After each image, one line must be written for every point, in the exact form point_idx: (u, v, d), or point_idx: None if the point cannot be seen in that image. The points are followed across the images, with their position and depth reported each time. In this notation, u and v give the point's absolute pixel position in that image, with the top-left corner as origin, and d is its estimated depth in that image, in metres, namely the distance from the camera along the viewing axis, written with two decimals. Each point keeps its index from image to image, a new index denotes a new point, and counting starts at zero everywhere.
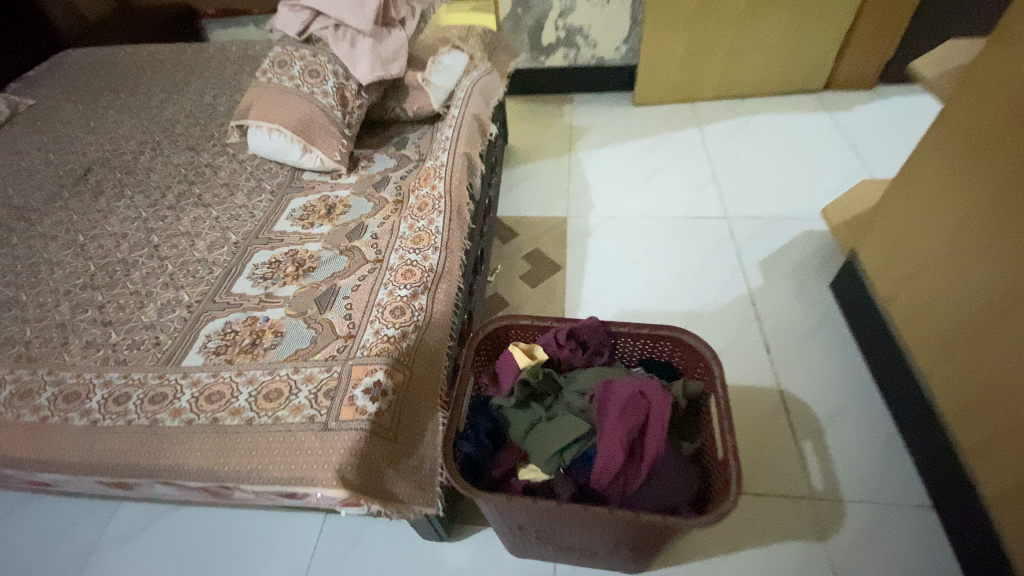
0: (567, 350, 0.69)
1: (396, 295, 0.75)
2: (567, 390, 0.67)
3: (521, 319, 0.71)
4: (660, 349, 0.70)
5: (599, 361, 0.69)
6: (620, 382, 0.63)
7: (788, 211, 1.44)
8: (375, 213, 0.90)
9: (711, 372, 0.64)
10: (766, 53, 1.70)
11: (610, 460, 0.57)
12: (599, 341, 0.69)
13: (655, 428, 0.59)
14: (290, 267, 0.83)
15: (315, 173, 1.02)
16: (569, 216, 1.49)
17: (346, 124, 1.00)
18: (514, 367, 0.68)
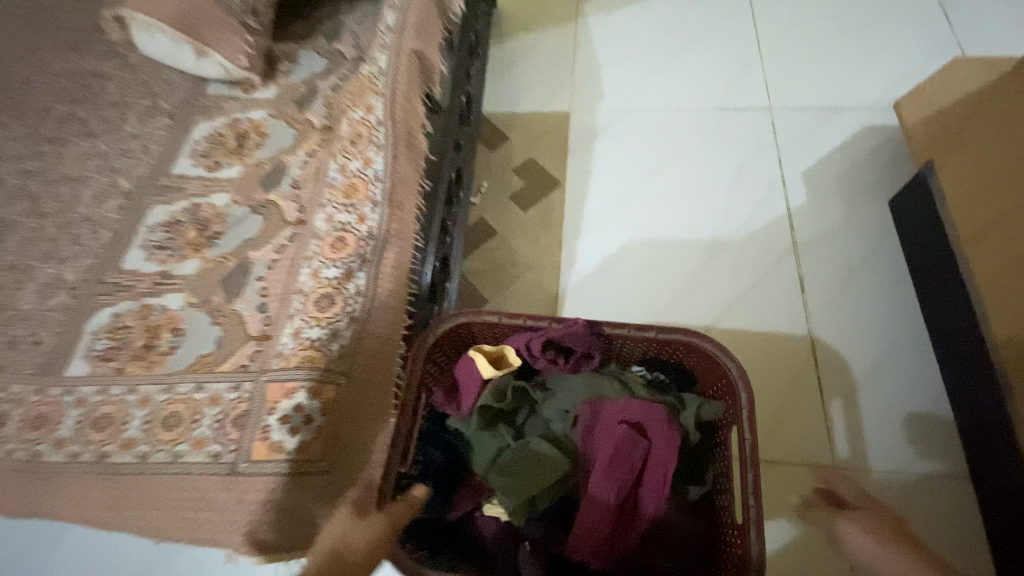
0: (545, 359, 0.54)
1: (323, 278, 0.57)
2: (546, 407, 0.52)
3: (485, 316, 0.55)
4: (666, 349, 0.54)
5: (587, 368, 0.54)
6: (613, 411, 0.48)
7: (848, 100, 1.14)
8: (297, 146, 0.67)
9: (735, 391, 0.49)
10: None
11: (593, 527, 0.45)
12: (586, 347, 0.53)
13: (654, 482, 0.46)
14: (191, 230, 0.64)
15: (226, 85, 0.77)
16: (571, 111, 1.20)
17: (253, 11, 0.72)
18: (476, 380, 0.53)
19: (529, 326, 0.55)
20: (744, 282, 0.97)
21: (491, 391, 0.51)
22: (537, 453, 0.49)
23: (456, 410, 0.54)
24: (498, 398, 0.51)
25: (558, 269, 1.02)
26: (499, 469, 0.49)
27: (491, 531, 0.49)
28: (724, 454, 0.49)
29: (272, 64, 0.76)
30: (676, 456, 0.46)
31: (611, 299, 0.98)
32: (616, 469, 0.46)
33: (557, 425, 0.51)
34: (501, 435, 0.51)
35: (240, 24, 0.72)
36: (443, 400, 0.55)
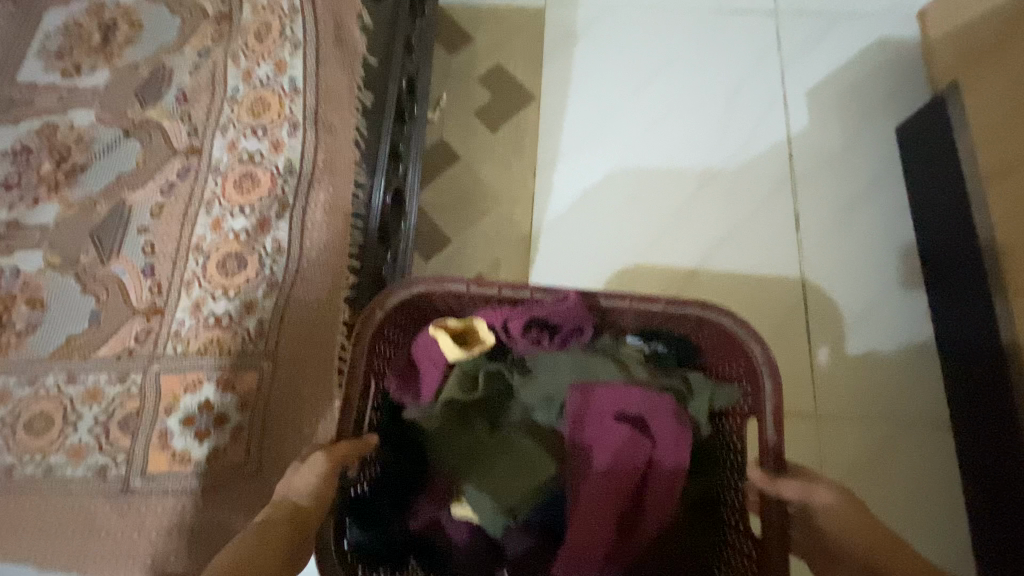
0: (527, 340, 0.44)
1: (228, 231, 0.43)
2: (526, 393, 0.41)
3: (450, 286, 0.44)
4: (672, 322, 0.46)
5: (577, 343, 0.45)
6: (609, 403, 0.40)
7: (864, 2, 0.99)
8: (184, 42, 0.49)
9: (755, 375, 0.42)
10: None
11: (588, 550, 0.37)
12: (576, 321, 0.44)
13: (664, 486, 0.38)
14: (45, 162, 0.47)
15: None
16: (547, 7, 1.00)
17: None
18: (438, 360, 0.43)
19: (506, 295, 0.45)
20: (736, 217, 0.88)
21: (457, 379, 0.41)
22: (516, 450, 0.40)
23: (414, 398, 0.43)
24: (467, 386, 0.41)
25: (531, 202, 0.89)
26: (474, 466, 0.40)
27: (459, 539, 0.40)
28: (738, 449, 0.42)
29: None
30: (687, 458, 0.38)
31: (591, 239, 0.87)
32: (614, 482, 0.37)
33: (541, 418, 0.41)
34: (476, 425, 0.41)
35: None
36: (397, 390, 0.43)
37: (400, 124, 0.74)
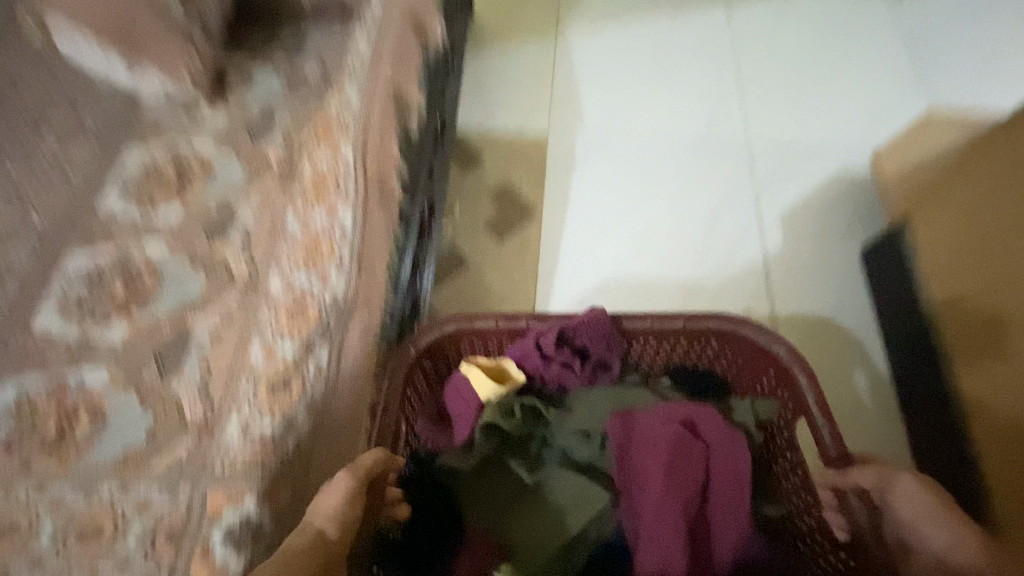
0: (558, 363, 0.62)
1: (277, 357, 0.50)
2: (562, 434, 0.58)
3: (479, 321, 0.63)
4: (695, 344, 0.65)
5: (602, 372, 0.64)
6: (654, 418, 0.55)
7: (825, 141, 1.15)
8: (250, 188, 0.59)
9: (790, 378, 0.59)
10: None
11: (669, 555, 0.49)
12: (602, 346, 0.63)
13: (722, 478, 0.53)
14: (118, 287, 0.54)
15: (163, 108, 0.66)
16: (550, 135, 1.15)
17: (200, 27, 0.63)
18: (469, 397, 0.60)
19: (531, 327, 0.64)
20: None
21: (500, 407, 0.59)
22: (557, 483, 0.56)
23: (447, 442, 0.61)
24: (511, 416, 0.58)
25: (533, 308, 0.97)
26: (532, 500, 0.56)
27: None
28: (795, 461, 0.59)
29: (222, 80, 0.66)
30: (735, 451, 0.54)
31: None
32: (680, 487, 0.51)
33: (579, 454, 0.57)
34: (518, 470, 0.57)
35: (184, 33, 0.62)
36: (429, 432, 0.61)
37: (420, 242, 0.83)
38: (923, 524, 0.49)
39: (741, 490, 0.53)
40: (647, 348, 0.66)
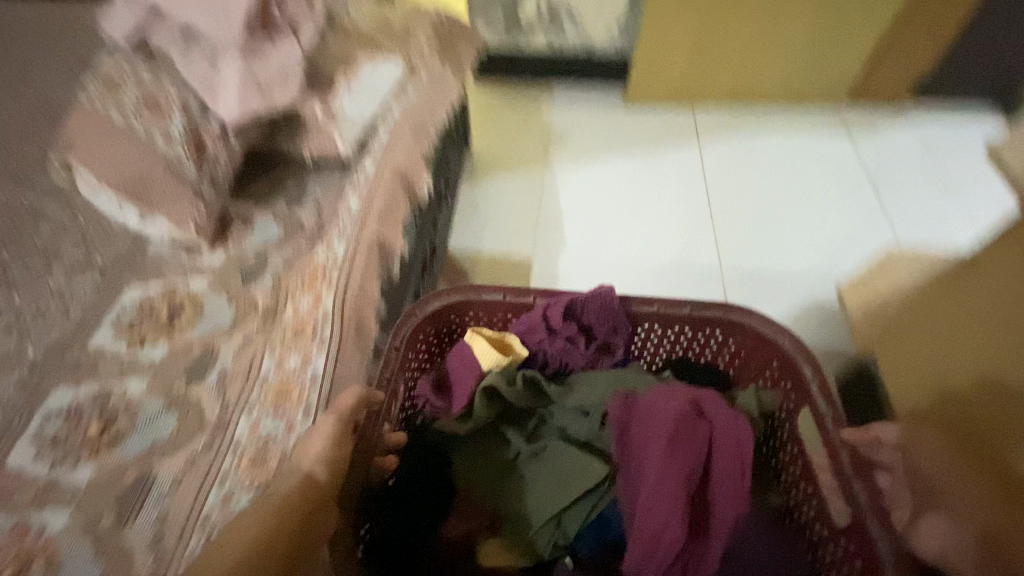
0: (562, 339, 0.69)
1: (233, 506, 0.50)
2: (566, 400, 0.65)
3: (484, 293, 0.70)
4: (699, 327, 0.70)
5: (605, 357, 0.70)
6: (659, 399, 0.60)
7: (795, 269, 1.21)
8: (233, 329, 0.63)
9: (794, 365, 0.62)
10: (780, 57, 1.49)
11: (667, 524, 0.52)
12: (608, 325, 0.69)
13: (724, 454, 0.56)
14: (94, 424, 0.57)
15: (165, 248, 0.72)
16: (534, 258, 1.22)
17: (209, 176, 0.69)
18: (470, 363, 0.66)
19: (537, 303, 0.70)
20: None
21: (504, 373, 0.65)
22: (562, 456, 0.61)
23: (445, 410, 0.66)
24: (513, 385, 0.64)
25: None
26: (531, 474, 0.62)
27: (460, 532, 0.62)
28: (796, 451, 0.62)
29: (225, 224, 0.73)
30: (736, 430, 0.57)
31: None
32: (682, 462, 0.55)
33: (576, 429, 0.64)
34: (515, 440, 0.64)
35: (193, 183, 0.68)
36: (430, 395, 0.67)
37: None
38: (944, 479, 0.51)
39: (743, 468, 0.56)
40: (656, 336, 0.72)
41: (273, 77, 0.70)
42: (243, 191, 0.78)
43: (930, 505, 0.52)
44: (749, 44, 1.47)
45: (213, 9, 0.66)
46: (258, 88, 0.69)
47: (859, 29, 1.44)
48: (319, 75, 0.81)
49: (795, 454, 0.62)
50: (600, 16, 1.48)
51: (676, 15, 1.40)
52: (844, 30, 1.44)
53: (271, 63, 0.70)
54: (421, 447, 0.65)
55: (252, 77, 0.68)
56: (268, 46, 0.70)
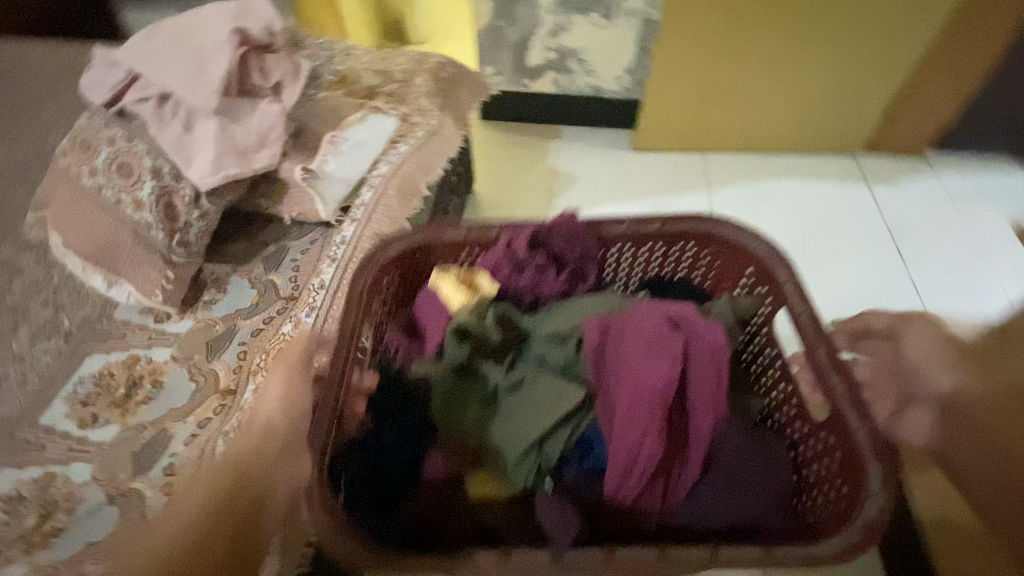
0: (529, 271, 0.73)
1: None
2: (540, 327, 0.68)
3: (447, 233, 0.74)
4: (673, 245, 0.79)
5: (582, 286, 0.76)
6: (636, 327, 0.60)
7: None
8: (191, 410, 0.60)
9: (775, 274, 0.69)
10: (796, 105, 1.46)
11: (646, 438, 0.54)
12: (575, 255, 0.75)
13: (703, 368, 0.58)
14: (29, 517, 0.53)
15: (134, 312, 0.69)
16: None
17: (180, 243, 0.66)
18: (437, 305, 0.71)
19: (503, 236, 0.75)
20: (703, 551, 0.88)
21: (468, 311, 0.67)
22: (543, 387, 0.61)
23: (418, 351, 0.73)
24: (478, 317, 0.67)
25: None
26: (510, 402, 0.61)
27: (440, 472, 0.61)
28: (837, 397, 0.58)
29: (197, 288, 0.71)
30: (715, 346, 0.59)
31: None
32: (658, 374, 0.56)
33: (553, 356, 0.64)
34: (494, 372, 0.63)
35: (161, 250, 0.66)
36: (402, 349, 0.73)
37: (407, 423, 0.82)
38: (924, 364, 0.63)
39: (717, 374, 0.58)
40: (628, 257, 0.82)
41: (253, 140, 0.66)
42: (220, 250, 0.75)
43: (919, 397, 0.62)
44: (763, 91, 1.44)
45: (188, 74, 0.65)
46: (238, 154, 0.65)
47: (879, 79, 1.41)
48: (305, 134, 0.79)
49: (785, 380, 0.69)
50: (609, 63, 1.46)
51: (687, 64, 1.38)
52: (862, 79, 1.41)
53: (251, 125, 0.67)
54: (396, 390, 0.65)
55: (229, 141, 0.65)
56: (248, 109, 0.67)
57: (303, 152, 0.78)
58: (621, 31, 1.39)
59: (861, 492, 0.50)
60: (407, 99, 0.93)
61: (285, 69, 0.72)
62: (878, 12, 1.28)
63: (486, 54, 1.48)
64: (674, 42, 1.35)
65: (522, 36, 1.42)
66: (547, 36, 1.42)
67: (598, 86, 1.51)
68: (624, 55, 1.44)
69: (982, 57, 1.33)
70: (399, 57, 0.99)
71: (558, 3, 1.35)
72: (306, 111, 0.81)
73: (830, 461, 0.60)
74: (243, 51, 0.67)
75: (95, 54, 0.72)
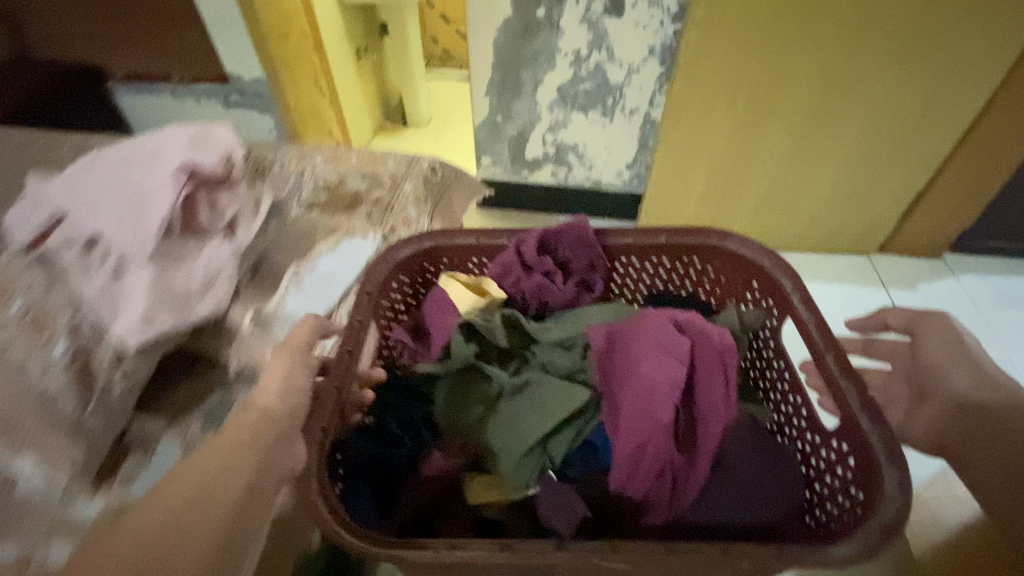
0: (535, 279, 0.99)
1: None
2: (547, 333, 0.93)
3: (459, 238, 0.96)
4: (681, 261, 1.03)
5: (586, 297, 1.05)
6: (652, 333, 0.79)
7: None
8: None
9: (784, 294, 0.88)
10: (810, 208, 1.55)
11: (653, 433, 0.72)
12: (582, 266, 1.04)
13: (704, 366, 0.79)
14: None
15: (36, 489, 0.52)
16: None
17: (93, 408, 0.58)
18: (443, 310, 0.96)
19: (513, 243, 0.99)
20: None
21: (481, 313, 0.93)
22: (550, 386, 0.83)
23: (424, 354, 0.98)
24: (488, 322, 0.91)
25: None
26: (514, 401, 0.83)
27: (440, 471, 0.84)
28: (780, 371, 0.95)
29: (116, 455, 0.63)
30: (712, 348, 0.79)
31: None
32: (667, 375, 0.75)
33: (559, 362, 0.89)
34: (497, 377, 0.85)
35: (68, 422, 0.56)
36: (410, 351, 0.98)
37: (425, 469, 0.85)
38: (948, 358, 0.74)
39: (719, 371, 0.78)
40: (638, 271, 1.09)
41: (197, 285, 0.64)
42: (150, 403, 0.68)
43: (931, 394, 0.74)
44: (768, 187, 1.50)
45: (129, 220, 0.64)
46: (179, 304, 0.62)
47: (888, 184, 1.47)
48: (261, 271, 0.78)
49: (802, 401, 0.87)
50: (606, 161, 1.60)
51: (687, 159, 1.46)
52: (873, 179, 1.45)
53: (195, 269, 0.65)
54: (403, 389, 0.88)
55: (168, 290, 0.62)
56: (193, 251, 0.66)
57: (257, 292, 0.76)
58: (618, 128, 1.52)
59: (881, 494, 0.64)
60: (394, 207, 0.93)
61: (246, 200, 0.74)
62: (885, 108, 1.30)
63: (486, 146, 1.63)
64: (676, 149, 1.44)
65: (519, 130, 1.56)
66: (547, 130, 1.56)
67: (598, 179, 1.66)
68: (619, 150, 1.58)
69: (995, 168, 1.39)
70: (389, 159, 1.01)
71: (556, 104, 1.49)
72: (268, 242, 0.79)
73: (845, 468, 0.76)
74: (192, 189, 0.68)
75: (26, 188, 0.72)
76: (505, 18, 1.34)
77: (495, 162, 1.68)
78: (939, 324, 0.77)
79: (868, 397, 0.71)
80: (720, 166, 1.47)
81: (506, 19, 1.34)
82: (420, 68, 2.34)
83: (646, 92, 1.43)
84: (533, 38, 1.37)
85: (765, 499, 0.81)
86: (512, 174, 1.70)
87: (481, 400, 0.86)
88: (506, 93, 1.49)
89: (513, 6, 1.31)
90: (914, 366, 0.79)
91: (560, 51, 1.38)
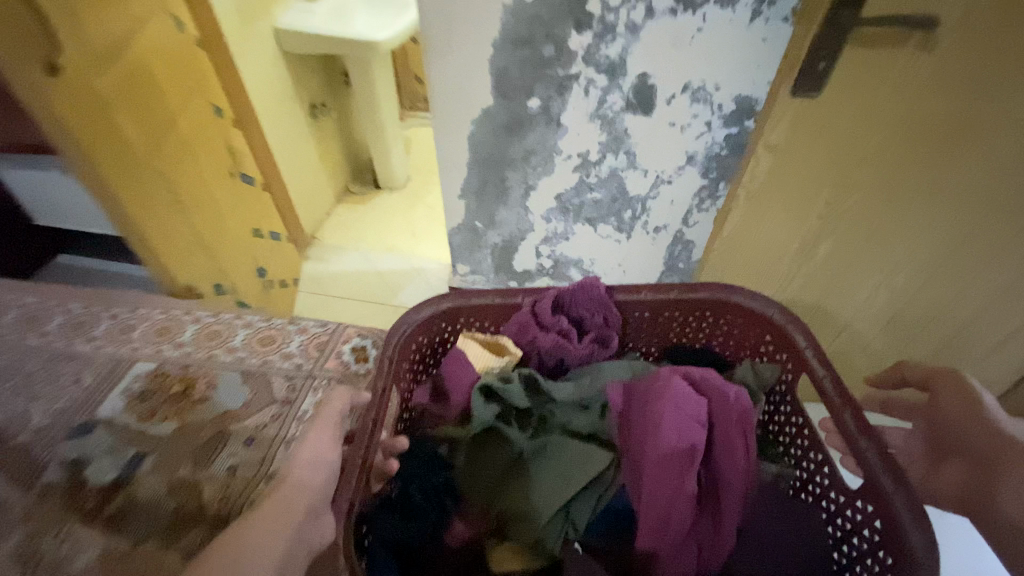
0: (550, 335, 1.14)
1: None
2: (557, 391, 1.09)
3: (474, 299, 1.17)
4: (695, 317, 1.20)
5: (604, 354, 1.19)
6: (675, 386, 0.94)
7: None
8: None
9: (794, 341, 1.06)
10: (914, 308, 1.39)
11: (674, 491, 0.87)
12: (598, 328, 1.18)
13: (724, 418, 0.93)
14: None
15: None
16: None
17: None
18: (451, 373, 1.14)
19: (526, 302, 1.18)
20: None
21: (497, 376, 1.09)
22: (574, 449, 1.01)
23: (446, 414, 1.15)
24: (505, 383, 1.07)
25: None
26: (535, 464, 1.01)
27: (461, 538, 0.99)
28: (799, 421, 1.07)
29: None
30: (727, 397, 0.94)
31: None
32: (689, 431, 0.90)
33: (579, 423, 1.07)
34: (516, 440, 1.02)
35: None
36: (435, 409, 1.16)
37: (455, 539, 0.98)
38: (963, 409, 0.93)
39: (735, 423, 0.93)
40: (648, 325, 1.25)
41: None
42: None
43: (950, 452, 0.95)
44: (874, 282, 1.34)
45: None
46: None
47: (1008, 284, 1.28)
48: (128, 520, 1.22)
49: (822, 462, 1.02)
50: (638, 268, 1.73)
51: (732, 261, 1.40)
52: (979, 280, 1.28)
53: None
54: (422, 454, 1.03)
55: None
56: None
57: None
58: (636, 244, 1.65)
59: (914, 559, 0.78)
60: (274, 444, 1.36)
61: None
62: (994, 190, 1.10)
63: (465, 254, 1.80)
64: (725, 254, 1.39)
65: (508, 236, 1.69)
66: (543, 244, 1.71)
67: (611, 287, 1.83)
68: (635, 267, 1.73)
69: None
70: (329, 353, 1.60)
71: (555, 213, 1.61)
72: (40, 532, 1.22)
73: (872, 530, 0.87)
74: None
75: None
76: (487, 104, 1.37)
77: (474, 270, 1.87)
78: (949, 381, 0.97)
79: (885, 453, 0.86)
80: (751, 262, 1.38)
81: (488, 108, 1.38)
82: (391, 115, 2.54)
83: (677, 207, 1.52)
84: (523, 130, 1.41)
85: (781, 558, 0.93)
86: (496, 283, 1.89)
87: (502, 460, 1.02)
88: (488, 198, 1.60)
89: (497, 97, 1.35)
90: (929, 419, 1.00)
91: (559, 150, 1.44)
